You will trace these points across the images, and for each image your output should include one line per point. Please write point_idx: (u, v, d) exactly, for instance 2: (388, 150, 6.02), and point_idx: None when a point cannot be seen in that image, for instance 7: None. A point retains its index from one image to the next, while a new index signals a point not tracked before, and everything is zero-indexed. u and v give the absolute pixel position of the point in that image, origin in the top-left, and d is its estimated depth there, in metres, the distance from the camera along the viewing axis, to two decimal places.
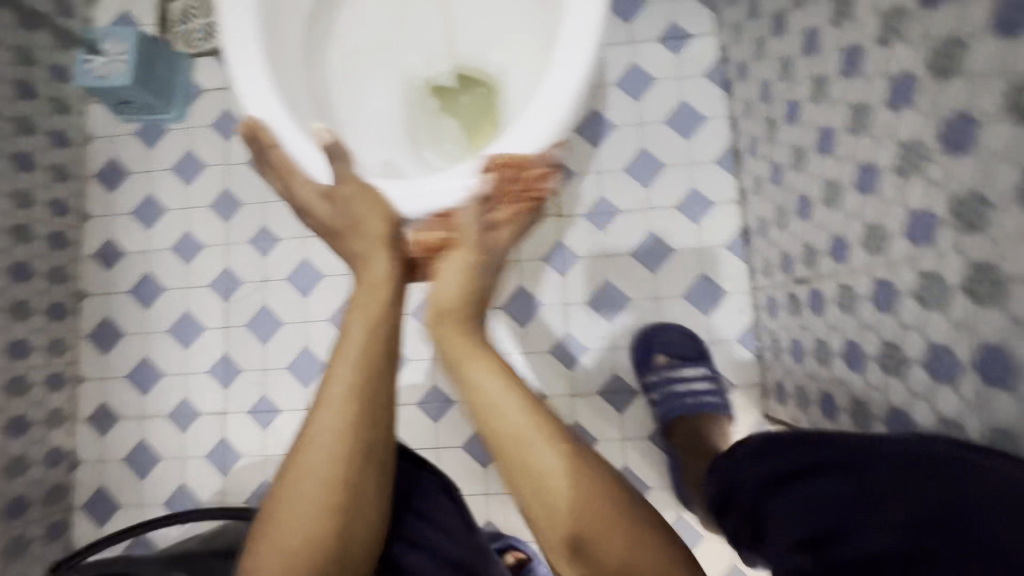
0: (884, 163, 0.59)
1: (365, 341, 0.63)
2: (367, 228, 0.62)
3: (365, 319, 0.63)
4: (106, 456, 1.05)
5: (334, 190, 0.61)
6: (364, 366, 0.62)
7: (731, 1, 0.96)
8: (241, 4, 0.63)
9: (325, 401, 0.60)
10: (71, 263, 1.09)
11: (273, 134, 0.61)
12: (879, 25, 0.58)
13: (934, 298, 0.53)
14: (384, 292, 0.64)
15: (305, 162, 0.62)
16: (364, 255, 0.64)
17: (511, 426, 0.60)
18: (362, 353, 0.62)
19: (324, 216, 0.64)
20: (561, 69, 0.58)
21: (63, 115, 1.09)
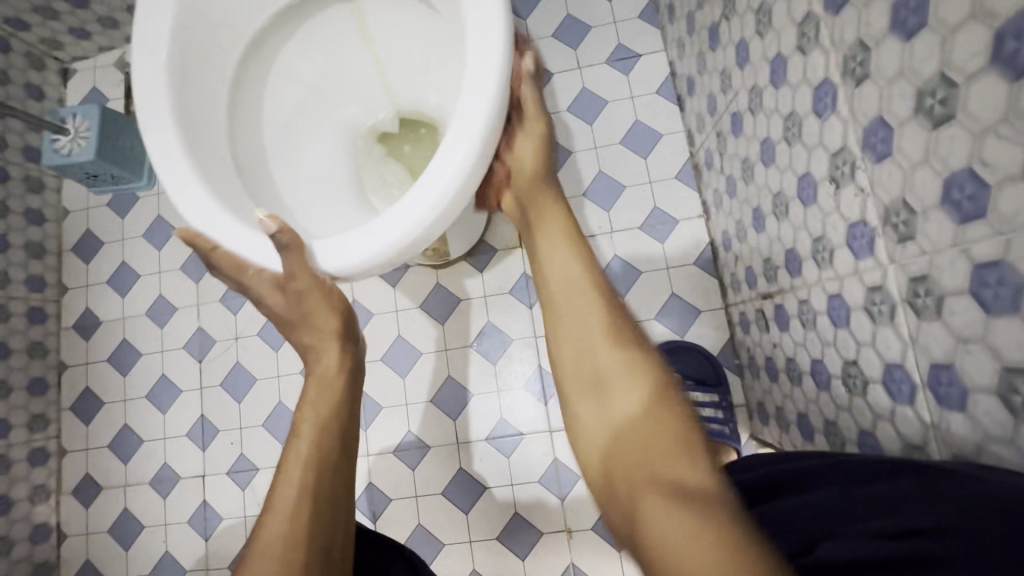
0: (819, 172, 0.56)
1: (316, 436, 0.63)
2: (320, 322, 0.65)
3: (316, 413, 0.64)
4: (91, 528, 1.05)
5: (285, 282, 0.59)
6: (316, 456, 0.62)
7: (672, 17, 0.95)
8: (154, 77, 0.60)
9: (279, 497, 0.59)
10: (51, 336, 1.11)
11: (200, 229, 0.57)
12: (796, 33, 0.56)
13: (882, 313, 0.49)
14: (335, 386, 0.66)
15: (235, 247, 0.57)
16: (315, 348, 0.67)
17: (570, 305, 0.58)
18: (312, 451, 0.62)
19: (276, 306, 0.64)
20: (468, 98, 0.57)
21: (38, 193, 1.12)
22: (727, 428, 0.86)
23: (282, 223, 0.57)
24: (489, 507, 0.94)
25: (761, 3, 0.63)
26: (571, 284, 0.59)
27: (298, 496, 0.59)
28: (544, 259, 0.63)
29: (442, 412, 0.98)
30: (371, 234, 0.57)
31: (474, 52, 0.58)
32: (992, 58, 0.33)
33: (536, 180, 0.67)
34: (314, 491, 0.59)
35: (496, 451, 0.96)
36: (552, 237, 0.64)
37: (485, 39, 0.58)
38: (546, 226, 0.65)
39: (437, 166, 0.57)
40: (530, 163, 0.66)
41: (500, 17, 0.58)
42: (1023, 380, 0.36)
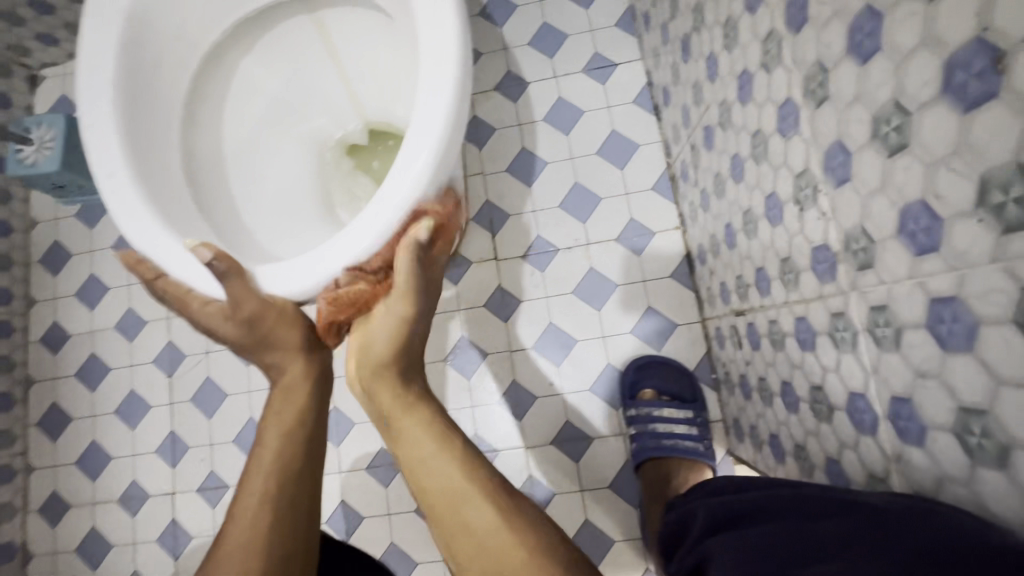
0: (784, 193, 0.55)
1: (280, 446, 0.59)
2: (280, 339, 0.59)
3: (281, 423, 0.60)
4: (58, 547, 1.02)
5: (232, 310, 0.56)
6: (279, 467, 0.58)
7: (648, 27, 0.94)
8: (101, 92, 0.58)
9: (240, 507, 0.56)
10: (18, 350, 1.08)
11: (145, 252, 0.55)
12: (760, 49, 0.55)
13: (845, 339, 0.48)
14: (300, 394, 0.61)
15: (178, 274, 0.55)
16: (276, 362, 0.61)
17: (436, 497, 0.52)
18: (274, 460, 0.58)
19: (228, 334, 0.58)
20: (419, 115, 0.55)
21: (4, 204, 1.10)
22: (704, 445, 0.85)
23: (216, 251, 0.54)
24: None
25: (728, 17, 0.61)
26: (417, 449, 0.55)
27: (257, 509, 0.55)
28: (398, 439, 0.56)
29: None
30: (320, 255, 0.55)
31: (428, 66, 0.56)
32: (943, 89, 0.32)
33: (393, 358, 0.59)
34: (274, 503, 0.56)
35: None
36: (386, 393, 0.58)
37: (440, 51, 0.56)
38: (382, 389, 0.58)
39: (388, 186, 0.55)
40: (387, 330, 0.58)
41: (455, 30, 0.56)
42: (979, 421, 0.35)
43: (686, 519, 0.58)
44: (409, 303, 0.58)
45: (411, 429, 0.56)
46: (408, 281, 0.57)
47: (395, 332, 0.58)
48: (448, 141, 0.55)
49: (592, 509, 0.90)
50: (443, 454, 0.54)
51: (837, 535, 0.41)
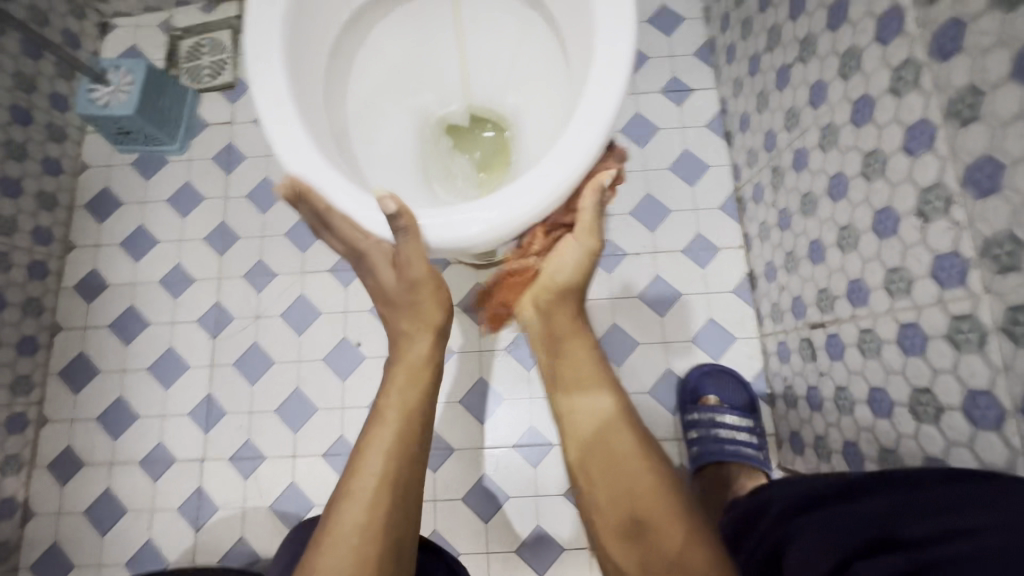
0: (903, 206, 0.60)
1: (398, 424, 0.58)
2: (423, 311, 0.63)
3: (403, 403, 0.59)
4: (64, 508, 0.95)
5: (402, 264, 0.58)
6: (398, 449, 0.57)
7: (731, 58, 1.01)
8: (270, 29, 0.61)
9: (355, 484, 0.55)
10: (49, 294, 1.03)
11: (314, 184, 0.55)
12: (890, 76, 0.60)
13: (969, 340, 0.52)
14: (425, 375, 0.62)
15: (343, 210, 0.55)
16: (408, 334, 0.63)
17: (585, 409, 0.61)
18: (396, 438, 0.57)
19: (385, 283, 0.62)
20: (593, 93, 0.57)
21: (59, 142, 1.07)
22: (762, 455, 0.88)
23: (401, 205, 0.53)
24: (509, 518, 0.91)
25: (849, 48, 0.67)
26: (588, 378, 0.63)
27: (376, 490, 0.55)
28: (565, 365, 0.64)
29: (469, 415, 0.95)
30: (472, 210, 0.56)
31: (603, 55, 0.58)
32: None
33: (568, 305, 0.65)
34: (393, 485, 0.55)
35: (523, 459, 0.93)
36: (580, 368, 0.63)
37: (614, 42, 0.58)
38: (573, 355, 0.64)
39: (559, 153, 0.56)
40: (566, 279, 0.63)
41: (630, 21, 0.59)
42: None
43: (761, 508, 0.63)
44: (589, 251, 0.63)
45: (579, 357, 0.64)
46: (587, 225, 0.62)
47: (572, 284, 0.63)
48: (614, 123, 0.57)
49: None
50: (624, 418, 0.61)
51: (931, 500, 0.48)
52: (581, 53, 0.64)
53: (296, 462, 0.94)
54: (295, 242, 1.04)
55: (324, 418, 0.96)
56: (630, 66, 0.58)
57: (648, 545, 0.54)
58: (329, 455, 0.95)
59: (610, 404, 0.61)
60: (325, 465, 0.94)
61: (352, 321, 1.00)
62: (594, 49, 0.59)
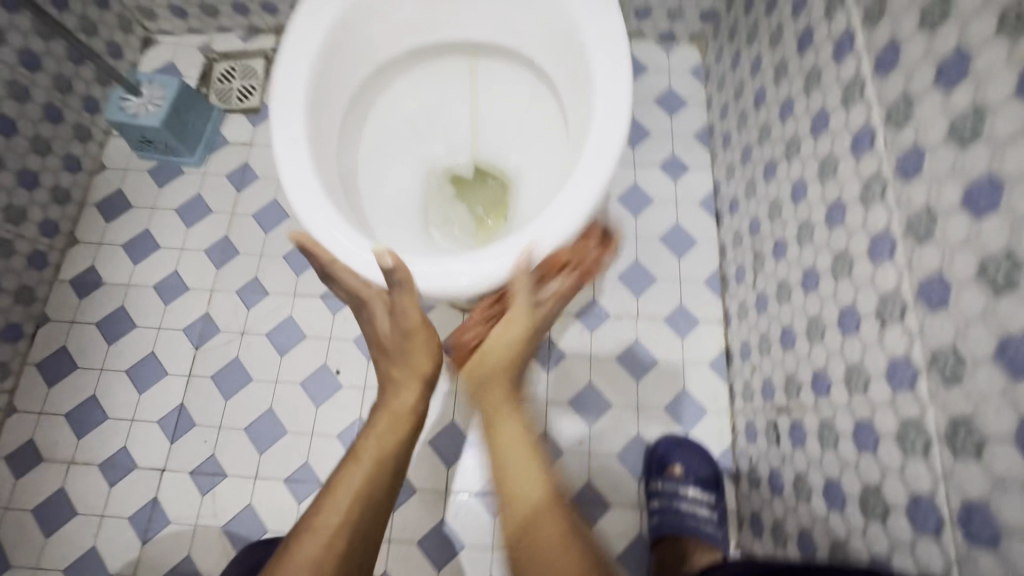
0: (865, 308, 0.63)
1: (373, 467, 0.59)
2: (414, 360, 0.64)
3: (380, 446, 0.60)
4: (14, 502, 0.93)
5: (396, 307, 0.61)
6: (367, 493, 0.57)
7: (726, 145, 1.07)
8: (296, 69, 0.64)
9: (319, 522, 0.55)
10: (43, 284, 1.05)
11: (317, 239, 0.59)
12: (861, 187, 0.66)
13: (915, 445, 0.54)
14: (406, 424, 0.62)
15: (337, 251, 0.59)
16: (397, 381, 0.64)
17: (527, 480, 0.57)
18: (366, 482, 0.58)
19: (380, 329, 0.64)
20: (585, 164, 0.61)
21: (83, 142, 1.12)
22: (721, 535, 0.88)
23: (397, 260, 0.58)
24: (463, 568, 0.90)
25: (827, 156, 0.73)
26: (518, 455, 0.59)
27: (338, 530, 0.55)
28: (498, 460, 0.59)
29: (436, 457, 0.95)
30: (455, 263, 0.60)
31: (601, 126, 0.61)
32: None
33: (500, 373, 0.63)
34: (353, 528, 0.55)
35: (483, 509, 0.93)
36: (512, 433, 0.60)
37: (613, 114, 0.61)
38: (500, 425, 0.61)
39: (550, 215, 0.60)
40: (501, 354, 0.63)
41: (630, 94, 0.62)
42: None
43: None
44: (523, 329, 0.63)
45: (507, 433, 0.60)
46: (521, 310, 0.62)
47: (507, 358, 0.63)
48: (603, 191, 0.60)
49: None
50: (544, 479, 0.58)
51: None
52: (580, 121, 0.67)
53: (256, 484, 0.93)
54: (292, 264, 1.07)
55: (292, 442, 0.96)
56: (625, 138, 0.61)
57: None
58: (291, 480, 0.94)
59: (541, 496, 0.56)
60: (285, 491, 0.93)
61: (335, 349, 1.01)
62: (591, 127, 0.62)
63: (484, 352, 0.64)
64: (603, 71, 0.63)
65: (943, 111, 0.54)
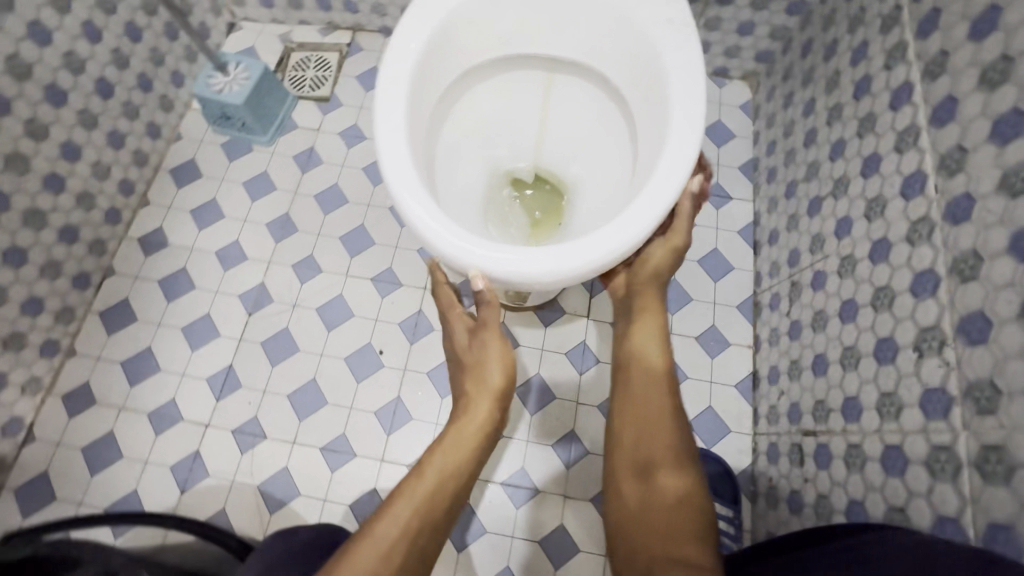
0: (903, 340, 0.67)
1: (435, 484, 0.64)
2: (488, 377, 0.70)
3: (444, 463, 0.66)
4: (64, 440, 0.98)
5: (478, 327, 0.73)
6: (428, 506, 0.63)
7: (771, 179, 1.12)
8: (402, 62, 0.70)
9: (377, 530, 0.60)
10: (114, 239, 1.11)
11: (405, 208, 0.64)
12: (908, 227, 0.70)
13: (944, 469, 0.58)
14: (470, 445, 0.68)
15: (423, 231, 0.63)
16: (469, 399, 0.70)
17: (652, 371, 0.72)
18: (428, 496, 0.63)
19: (460, 346, 0.75)
20: (660, 175, 0.65)
21: (165, 112, 1.19)
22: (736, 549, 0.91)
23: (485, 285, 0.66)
24: (483, 552, 0.94)
25: (876, 196, 0.78)
26: (650, 376, 0.71)
27: (397, 539, 0.59)
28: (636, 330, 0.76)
29: None
30: (528, 253, 0.64)
31: (674, 142, 0.66)
32: None
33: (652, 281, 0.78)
34: (411, 540, 0.60)
35: (507, 499, 0.96)
36: (648, 323, 0.76)
37: (686, 134, 0.66)
38: (643, 322, 0.76)
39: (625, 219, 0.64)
40: (653, 265, 0.78)
41: (703, 118, 0.67)
42: None
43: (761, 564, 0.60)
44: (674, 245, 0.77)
45: (648, 325, 0.76)
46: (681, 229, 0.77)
47: (658, 272, 0.78)
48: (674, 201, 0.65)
49: None
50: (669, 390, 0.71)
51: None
52: (650, 137, 0.72)
53: (294, 449, 0.98)
54: (347, 246, 1.13)
55: (332, 413, 1.00)
56: (696, 156, 0.65)
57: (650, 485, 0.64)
58: (327, 449, 0.98)
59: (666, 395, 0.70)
60: (321, 459, 0.98)
61: (380, 329, 1.06)
62: (666, 146, 0.67)
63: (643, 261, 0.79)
64: (681, 96, 0.68)
65: (995, 164, 0.59)
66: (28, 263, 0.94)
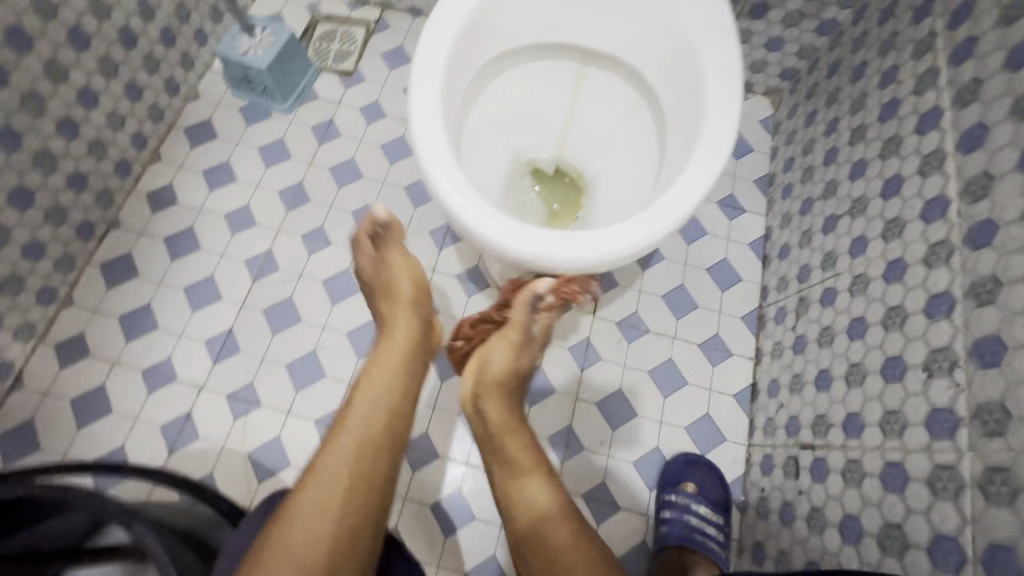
0: (912, 359, 0.68)
1: (364, 414, 0.69)
2: (398, 291, 0.79)
3: (374, 387, 0.71)
4: (53, 390, 0.96)
5: (383, 253, 0.81)
6: (365, 429, 0.68)
7: (787, 195, 1.13)
8: (441, 34, 0.69)
9: (325, 463, 0.65)
10: (122, 192, 1.09)
11: (433, 181, 0.63)
12: (926, 250, 0.71)
13: (946, 489, 0.58)
14: (397, 360, 0.74)
15: (448, 206, 0.63)
16: (388, 318, 0.78)
17: (529, 473, 0.69)
18: (359, 426, 0.68)
19: (369, 278, 0.82)
20: (690, 173, 0.65)
21: (186, 69, 1.17)
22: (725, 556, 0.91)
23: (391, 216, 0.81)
24: (470, 539, 0.93)
25: (895, 218, 0.79)
26: (530, 474, 0.69)
27: (337, 471, 0.64)
28: (506, 458, 0.70)
29: (464, 429, 0.99)
30: (549, 235, 0.63)
31: (706, 142, 0.66)
32: None
33: (503, 388, 0.75)
34: (359, 462, 0.66)
35: None
36: (506, 419, 0.73)
37: (719, 134, 0.66)
38: (505, 434, 0.72)
39: (648, 216, 0.64)
40: (496, 372, 0.75)
41: (737, 120, 0.66)
42: None
43: None
44: (511, 345, 0.75)
45: (504, 424, 0.72)
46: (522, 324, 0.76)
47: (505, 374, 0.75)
48: (702, 201, 0.65)
49: None
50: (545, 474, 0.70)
51: None
52: (682, 136, 0.72)
53: (287, 419, 0.97)
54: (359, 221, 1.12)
55: (329, 386, 0.99)
56: (727, 158, 0.65)
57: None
58: (321, 423, 0.97)
59: (546, 497, 0.67)
60: (314, 432, 0.96)
61: None
62: (700, 142, 0.67)
63: (483, 376, 0.75)
64: (717, 98, 0.67)
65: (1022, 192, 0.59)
66: (34, 206, 0.92)
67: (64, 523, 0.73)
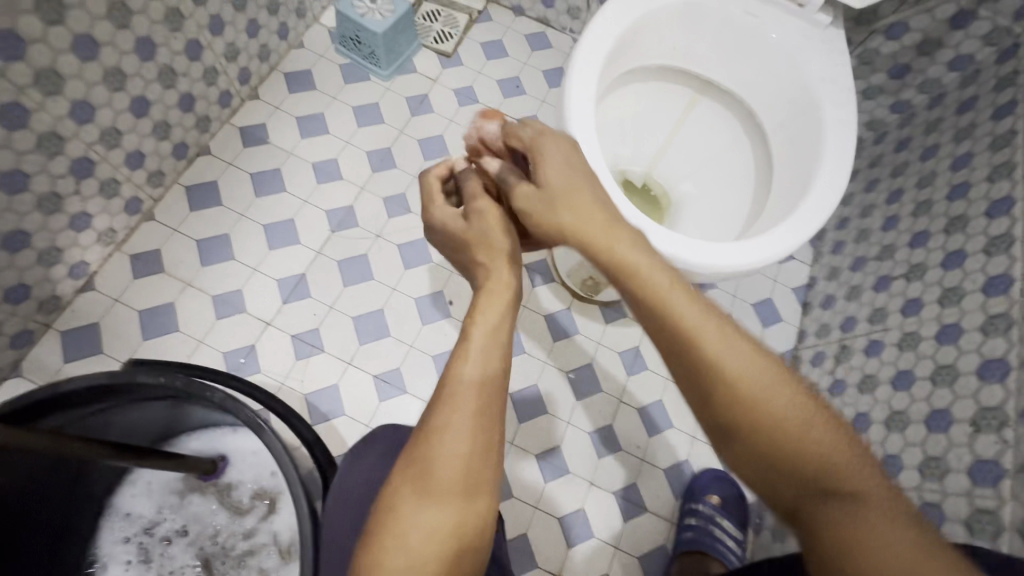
0: (959, 414, 0.76)
1: (483, 351, 0.51)
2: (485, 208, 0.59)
3: (488, 318, 0.53)
4: (124, 298, 0.97)
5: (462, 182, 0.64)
6: (485, 370, 0.50)
7: (837, 250, 1.21)
8: (602, 39, 0.75)
9: (451, 411, 0.47)
10: (218, 122, 1.11)
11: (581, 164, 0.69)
12: (984, 319, 0.79)
13: (983, 531, 0.66)
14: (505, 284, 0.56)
15: None
16: (484, 238, 0.58)
17: (678, 312, 0.46)
18: (481, 365, 0.50)
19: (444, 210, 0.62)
20: (801, 211, 0.71)
21: (298, 18, 1.20)
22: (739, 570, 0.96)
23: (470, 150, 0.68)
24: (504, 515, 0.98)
25: (954, 287, 0.87)
26: (680, 314, 0.46)
27: (462, 422, 0.47)
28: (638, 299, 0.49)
29: (513, 411, 1.04)
30: (658, 233, 0.69)
31: (821, 184, 0.72)
32: None
33: (602, 220, 0.53)
34: (483, 403, 0.48)
35: (538, 471, 1.01)
36: (626, 243, 0.51)
37: (832, 180, 0.73)
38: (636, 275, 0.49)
39: (759, 243, 0.70)
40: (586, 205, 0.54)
41: (848, 171, 0.73)
42: None
43: None
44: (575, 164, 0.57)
45: (626, 253, 0.50)
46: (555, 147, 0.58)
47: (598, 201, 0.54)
48: (808, 239, 0.71)
49: (615, 569, 0.98)
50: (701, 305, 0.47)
51: None
52: (790, 177, 0.79)
53: (348, 369, 0.99)
54: None
55: (393, 345, 1.03)
56: (836, 204, 0.72)
57: (774, 439, 0.42)
58: (379, 378, 1.00)
59: (712, 328, 0.46)
60: (372, 386, 0.99)
61: (454, 281, 1.08)
62: (811, 185, 0.73)
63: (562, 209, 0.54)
64: (833, 148, 0.74)
65: None
66: (147, 116, 0.93)
67: (133, 422, 0.72)
